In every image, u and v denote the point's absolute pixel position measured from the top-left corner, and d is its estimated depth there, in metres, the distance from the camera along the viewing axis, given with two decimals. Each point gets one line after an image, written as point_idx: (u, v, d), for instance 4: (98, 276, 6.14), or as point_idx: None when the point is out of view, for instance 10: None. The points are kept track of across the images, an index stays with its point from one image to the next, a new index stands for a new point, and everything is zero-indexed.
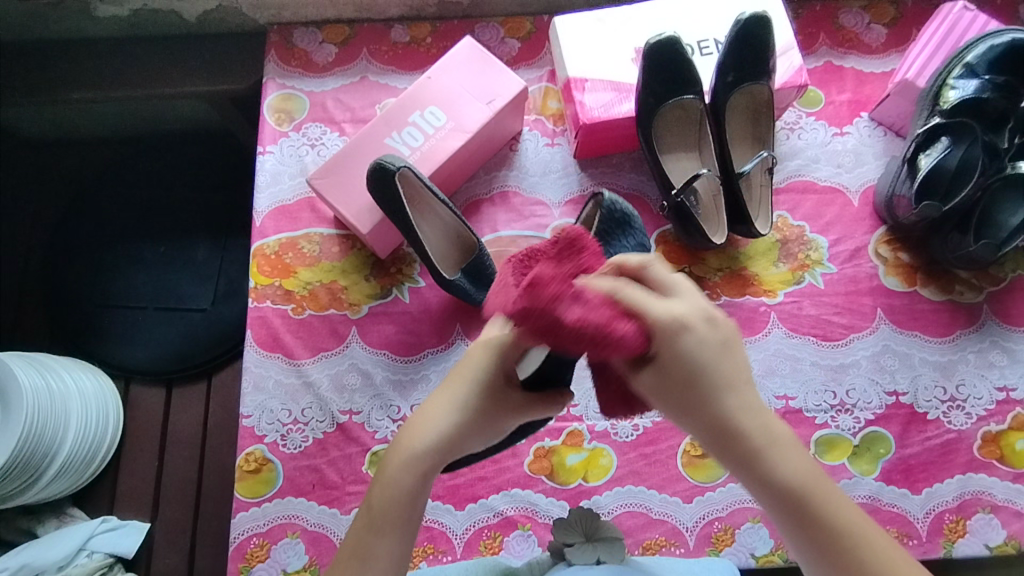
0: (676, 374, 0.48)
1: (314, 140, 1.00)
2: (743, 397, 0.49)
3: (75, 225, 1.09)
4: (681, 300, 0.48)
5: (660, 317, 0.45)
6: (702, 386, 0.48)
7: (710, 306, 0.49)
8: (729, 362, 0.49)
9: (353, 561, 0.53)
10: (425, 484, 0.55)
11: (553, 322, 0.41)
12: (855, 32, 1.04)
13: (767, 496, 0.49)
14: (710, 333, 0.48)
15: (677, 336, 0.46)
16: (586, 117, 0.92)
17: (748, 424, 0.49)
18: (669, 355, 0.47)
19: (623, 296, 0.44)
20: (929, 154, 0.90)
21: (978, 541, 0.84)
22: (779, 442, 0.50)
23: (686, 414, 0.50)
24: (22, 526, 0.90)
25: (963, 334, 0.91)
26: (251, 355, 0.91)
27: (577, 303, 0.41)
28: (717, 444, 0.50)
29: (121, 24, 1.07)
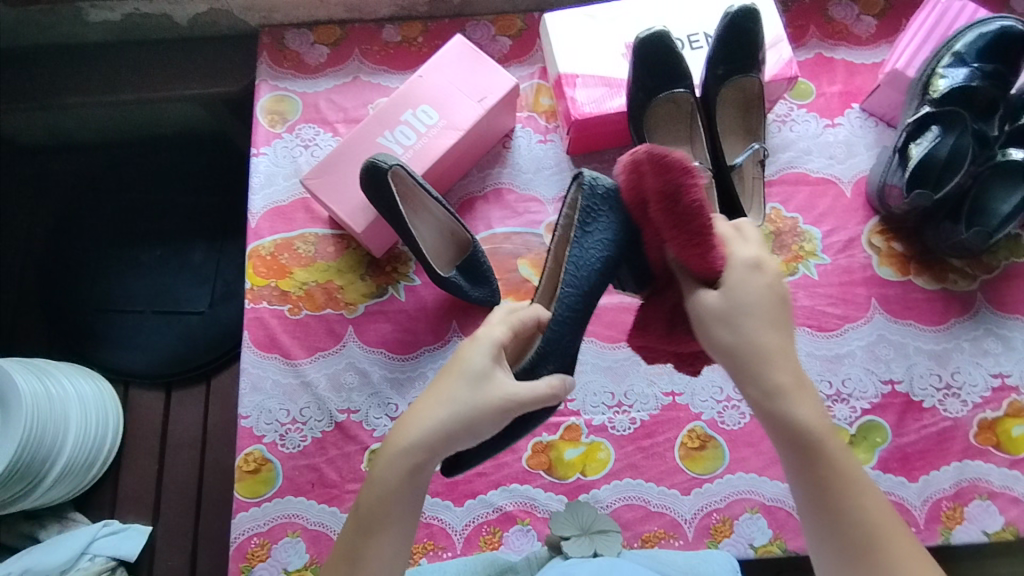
0: (733, 301, 0.55)
1: (307, 141, 1.00)
2: (779, 335, 0.54)
3: (72, 230, 1.10)
4: (755, 246, 0.57)
5: (741, 255, 0.56)
6: (752, 315, 0.54)
7: (769, 261, 0.57)
8: (776, 307, 0.55)
9: (344, 560, 0.55)
10: (413, 484, 0.56)
11: (694, 219, 0.54)
12: (845, 24, 1.04)
13: (782, 437, 0.53)
14: (766, 277, 0.55)
15: (748, 271, 0.55)
16: (577, 113, 0.93)
17: (779, 359, 0.54)
18: (736, 284, 0.55)
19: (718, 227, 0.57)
20: (920, 143, 0.91)
21: (976, 528, 0.84)
22: (805, 390, 0.54)
23: (724, 337, 0.54)
24: (23, 531, 0.90)
25: (957, 323, 0.92)
26: (248, 356, 0.91)
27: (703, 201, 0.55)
28: (744, 375, 0.54)
29: (111, 29, 1.07)
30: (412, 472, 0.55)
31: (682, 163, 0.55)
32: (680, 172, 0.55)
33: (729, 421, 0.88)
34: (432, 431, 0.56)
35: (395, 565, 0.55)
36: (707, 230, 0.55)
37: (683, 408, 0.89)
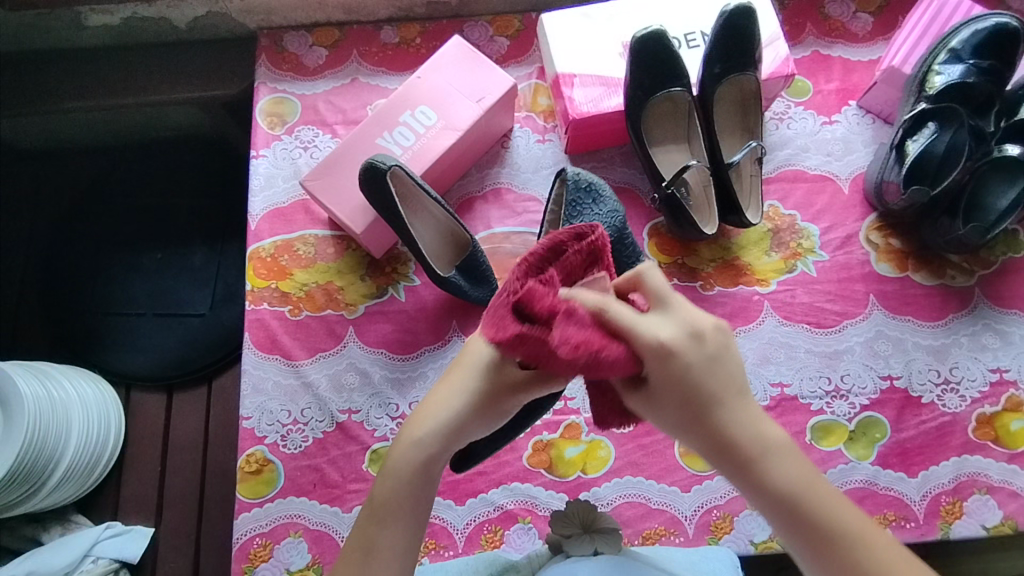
0: (669, 394, 0.50)
1: (306, 143, 1.01)
2: (734, 408, 0.51)
3: (72, 233, 1.10)
4: (666, 320, 0.49)
5: (645, 338, 0.47)
6: (694, 401, 0.50)
7: (698, 318, 0.50)
8: (717, 376, 0.50)
9: (358, 553, 0.53)
10: (428, 473, 0.55)
11: (578, 359, 0.45)
12: (841, 21, 1.04)
13: (766, 507, 0.50)
14: (698, 352, 0.49)
15: (666, 358, 0.48)
16: (574, 113, 0.93)
17: (744, 435, 0.50)
18: (664, 369, 0.49)
19: (612, 314, 0.46)
20: (916, 140, 0.91)
21: (975, 523, 0.85)
22: (776, 450, 0.51)
23: (679, 427, 0.51)
24: (27, 534, 0.91)
25: (955, 318, 0.92)
26: (250, 357, 0.92)
27: (572, 322, 0.44)
28: (715, 454, 0.51)
29: (110, 32, 1.08)
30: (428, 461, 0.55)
31: (534, 308, 0.44)
32: (569, 260, 0.49)
33: None
34: (447, 419, 0.56)
35: (410, 557, 0.54)
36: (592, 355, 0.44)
37: None
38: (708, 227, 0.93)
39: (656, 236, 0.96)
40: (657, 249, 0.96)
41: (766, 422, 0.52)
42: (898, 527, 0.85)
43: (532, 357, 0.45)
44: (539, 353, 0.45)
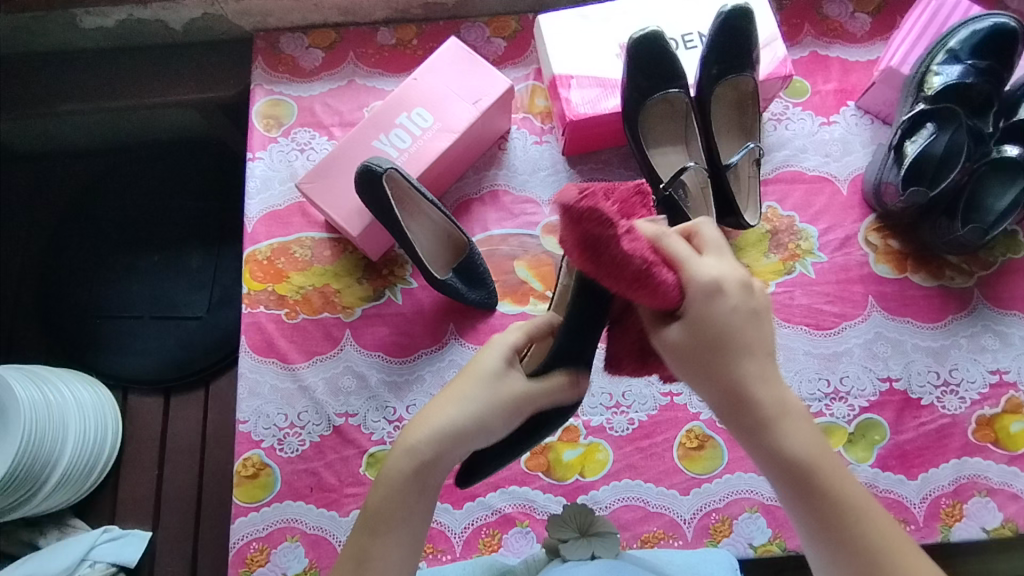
0: (700, 334, 0.50)
1: (303, 145, 1.00)
2: (762, 364, 0.51)
3: (68, 236, 1.10)
4: (715, 262, 0.52)
5: (699, 276, 0.50)
6: (718, 351, 0.50)
7: (746, 274, 0.53)
8: (755, 330, 0.51)
9: (352, 560, 0.53)
10: (423, 482, 0.55)
11: (630, 266, 0.48)
12: (839, 21, 1.04)
13: (773, 466, 0.51)
14: (742, 298, 0.51)
15: (712, 297, 0.50)
16: (572, 114, 0.93)
17: (768, 395, 0.51)
18: (699, 312, 0.50)
19: (667, 246, 0.51)
20: (914, 141, 0.90)
21: (975, 525, 0.84)
22: (793, 415, 0.51)
23: (700, 378, 0.51)
24: (23, 538, 0.90)
25: (954, 319, 0.92)
26: (246, 361, 0.91)
27: (631, 239, 0.49)
28: (729, 411, 0.52)
29: (107, 35, 1.07)
30: (424, 470, 0.55)
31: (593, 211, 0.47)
32: (625, 193, 0.52)
33: None
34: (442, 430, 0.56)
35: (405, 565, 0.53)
36: (644, 274, 0.49)
37: (681, 408, 0.89)
38: None
39: None
40: None
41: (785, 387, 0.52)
42: None
43: (590, 237, 0.48)
44: (593, 242, 0.48)
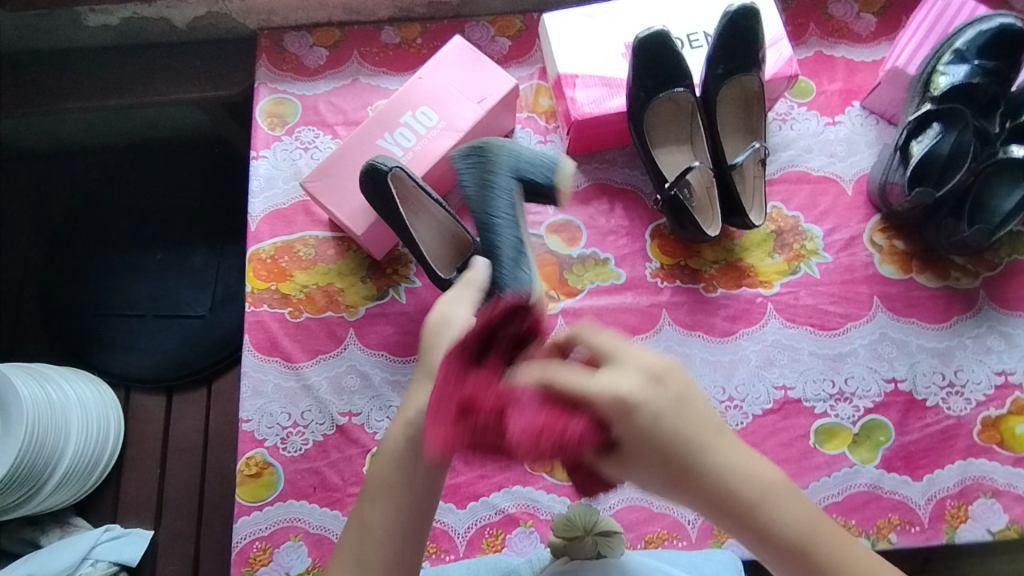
0: (646, 453, 0.48)
1: (307, 143, 1.00)
2: (721, 448, 0.49)
3: (72, 233, 1.10)
4: (613, 373, 0.48)
5: (606, 395, 0.46)
6: (674, 459, 0.48)
7: (653, 361, 0.50)
8: (687, 421, 0.49)
9: (354, 535, 0.55)
10: (418, 457, 0.55)
11: (543, 450, 0.43)
12: (844, 21, 1.04)
13: (771, 550, 0.49)
14: (661, 397, 0.49)
15: (630, 413, 0.47)
16: (576, 113, 0.92)
17: (738, 484, 0.49)
18: (628, 429, 0.47)
19: (555, 381, 0.45)
20: (920, 141, 0.90)
21: (980, 527, 0.84)
22: (774, 492, 0.49)
23: (668, 489, 0.50)
24: (25, 537, 0.90)
25: (960, 320, 0.92)
26: (250, 360, 0.91)
27: (517, 412, 0.43)
28: (712, 510, 0.49)
29: (111, 32, 1.06)
30: (416, 440, 0.55)
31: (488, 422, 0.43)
32: (500, 339, 0.49)
33: (732, 421, 0.88)
34: (431, 402, 0.56)
35: (405, 547, 0.54)
36: (556, 446, 0.43)
37: None
38: (712, 229, 0.92)
39: (659, 238, 0.96)
40: (660, 250, 0.95)
41: (754, 461, 0.50)
42: (902, 531, 0.84)
43: (496, 455, 0.44)
44: (490, 448, 0.44)
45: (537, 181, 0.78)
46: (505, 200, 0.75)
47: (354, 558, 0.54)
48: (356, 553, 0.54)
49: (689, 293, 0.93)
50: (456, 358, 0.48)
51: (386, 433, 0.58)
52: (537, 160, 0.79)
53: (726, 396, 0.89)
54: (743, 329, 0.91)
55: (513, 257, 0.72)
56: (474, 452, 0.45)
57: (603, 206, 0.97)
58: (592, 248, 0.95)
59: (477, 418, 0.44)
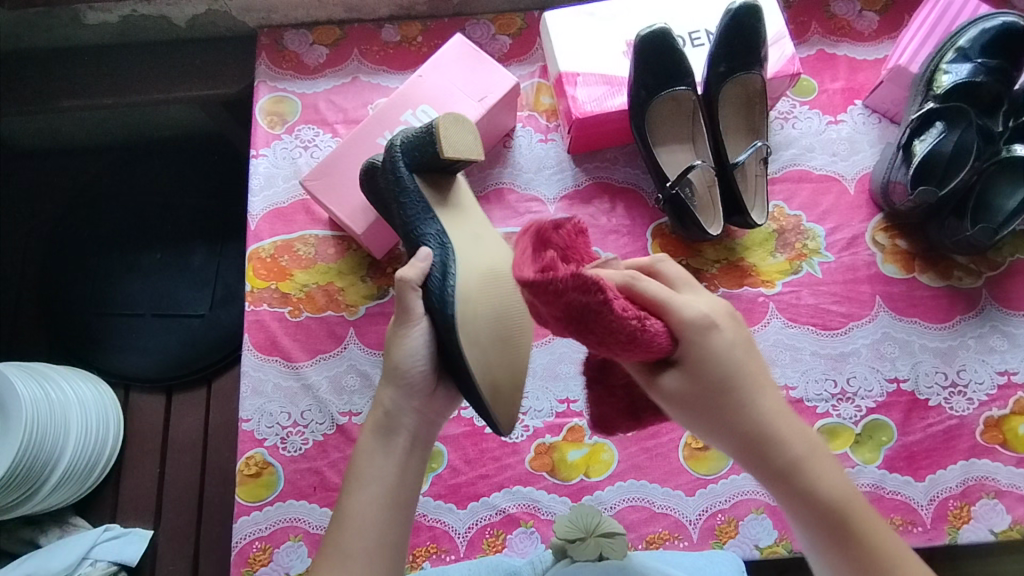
0: (706, 376, 0.54)
1: (306, 142, 1.00)
2: (773, 397, 0.55)
3: (71, 232, 1.09)
4: (700, 300, 0.56)
5: (688, 314, 0.53)
6: (728, 394, 0.54)
7: (732, 309, 0.57)
8: (752, 363, 0.55)
9: (335, 525, 0.58)
10: (390, 447, 0.61)
11: (620, 333, 0.49)
12: (847, 19, 1.03)
13: (795, 499, 0.54)
14: (735, 331, 0.55)
15: (707, 334, 0.54)
16: (578, 112, 0.92)
17: (783, 430, 0.54)
18: (697, 354, 0.54)
19: (646, 287, 0.53)
20: (923, 141, 0.90)
21: (983, 527, 0.84)
22: (812, 447, 0.54)
23: (718, 425, 0.55)
24: (25, 536, 0.90)
25: (963, 320, 0.91)
26: (249, 359, 0.91)
27: (612, 296, 0.48)
28: (750, 449, 0.54)
29: (111, 30, 1.06)
30: (387, 436, 0.62)
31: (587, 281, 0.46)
32: (558, 240, 0.52)
33: None
34: (400, 400, 0.63)
35: (388, 532, 0.58)
36: (635, 333, 0.50)
37: None
38: (713, 228, 0.92)
39: (661, 238, 0.95)
40: (662, 250, 0.95)
41: (799, 419, 0.55)
42: (905, 532, 0.84)
43: (582, 319, 0.48)
44: (579, 313, 0.47)
45: (426, 147, 0.69)
46: (404, 189, 0.71)
47: (338, 549, 0.57)
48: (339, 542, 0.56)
49: None
50: (532, 243, 0.51)
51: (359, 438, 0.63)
52: (418, 132, 0.71)
53: None
54: None
55: (436, 246, 0.67)
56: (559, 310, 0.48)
57: (604, 205, 0.97)
58: (592, 247, 0.95)
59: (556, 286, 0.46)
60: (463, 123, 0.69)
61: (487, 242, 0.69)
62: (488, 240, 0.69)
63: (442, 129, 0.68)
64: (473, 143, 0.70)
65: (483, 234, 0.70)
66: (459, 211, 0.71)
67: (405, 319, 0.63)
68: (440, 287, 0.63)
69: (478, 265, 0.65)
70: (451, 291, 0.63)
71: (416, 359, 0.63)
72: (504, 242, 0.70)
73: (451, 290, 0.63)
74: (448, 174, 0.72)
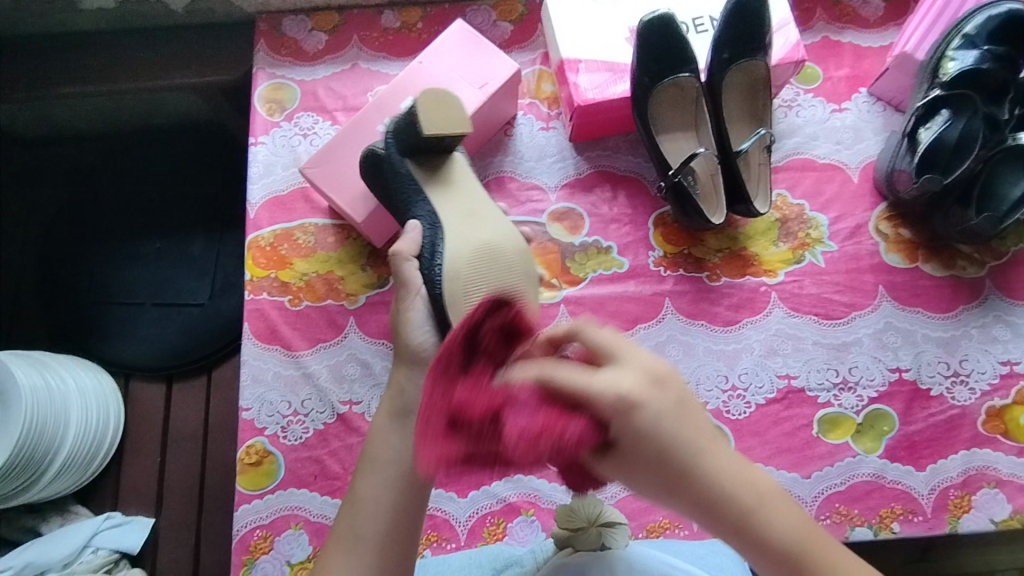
0: (646, 455, 0.47)
1: (306, 130, 0.99)
2: (716, 456, 0.49)
3: (70, 220, 1.09)
4: (620, 374, 0.47)
5: (608, 396, 0.45)
6: (670, 464, 0.47)
7: (651, 366, 0.49)
8: (687, 426, 0.48)
9: (347, 508, 0.58)
10: (406, 430, 0.61)
11: (560, 454, 0.43)
12: (852, 6, 1.02)
13: (763, 557, 0.48)
14: (661, 399, 0.48)
15: (631, 411, 0.46)
16: (580, 99, 0.91)
17: (735, 488, 0.48)
18: (631, 431, 0.46)
19: (557, 380, 0.44)
20: (929, 128, 0.89)
21: (983, 517, 0.84)
22: (766, 499, 0.49)
23: (663, 491, 0.49)
24: (25, 524, 0.90)
25: (966, 310, 0.91)
26: (249, 348, 0.90)
27: (513, 409, 0.43)
28: (702, 514, 0.49)
29: (108, 17, 1.02)
30: (402, 419, 0.62)
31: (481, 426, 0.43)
32: (486, 340, 0.51)
33: (734, 411, 0.88)
34: (416, 380, 0.65)
35: (399, 519, 0.56)
36: (555, 451, 0.43)
37: None
38: (715, 216, 0.91)
39: (662, 227, 0.95)
40: (663, 239, 0.94)
41: (744, 467, 0.50)
42: (905, 521, 0.83)
43: (491, 466, 0.44)
44: (490, 462, 0.44)
45: (411, 128, 0.73)
46: (399, 173, 0.76)
47: (349, 530, 0.56)
48: (350, 525, 0.56)
49: (693, 282, 0.92)
50: (445, 362, 0.49)
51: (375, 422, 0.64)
52: (403, 117, 0.75)
53: (729, 386, 0.88)
54: (746, 318, 0.91)
55: (426, 226, 0.73)
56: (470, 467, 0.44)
57: (605, 194, 0.96)
58: (593, 236, 0.94)
59: (467, 425, 0.44)
60: (451, 100, 0.72)
61: (480, 218, 0.73)
62: (482, 215, 0.73)
63: (424, 107, 0.71)
64: (459, 117, 0.72)
65: (476, 208, 0.74)
66: (451, 185, 0.75)
67: (404, 291, 0.69)
68: (430, 257, 0.70)
69: (468, 243, 0.70)
70: (438, 272, 0.68)
71: (422, 334, 0.67)
72: (504, 218, 0.74)
73: (439, 272, 0.68)
74: (445, 152, 0.76)
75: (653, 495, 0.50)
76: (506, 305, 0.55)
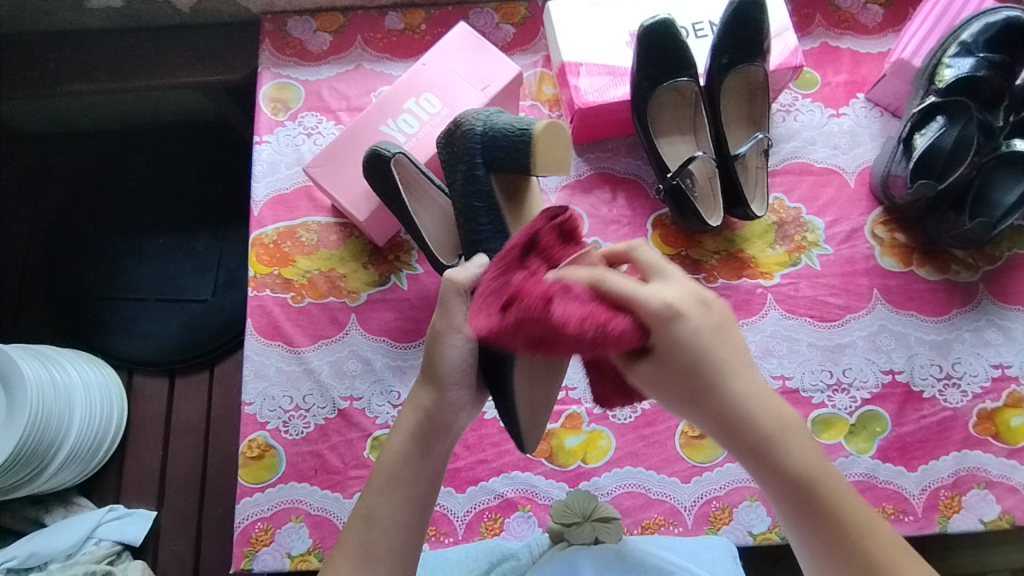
0: (674, 366, 0.50)
1: (310, 129, 1.00)
2: (748, 381, 0.51)
3: (75, 215, 1.10)
4: (673, 287, 0.51)
5: (652, 304, 0.49)
6: (700, 377, 0.51)
7: (701, 288, 0.52)
8: (725, 344, 0.51)
9: (360, 521, 0.55)
10: (428, 452, 0.57)
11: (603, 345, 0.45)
12: (851, 12, 1.03)
13: (777, 485, 0.51)
14: (704, 316, 0.51)
15: (672, 321, 0.49)
16: (581, 102, 0.92)
17: (757, 414, 0.51)
18: (665, 339, 0.50)
19: (608, 283, 0.47)
20: (924, 134, 0.91)
21: (973, 517, 0.85)
22: (794, 432, 0.51)
23: (692, 407, 0.52)
24: (30, 515, 0.91)
25: (959, 313, 0.92)
26: (251, 343, 0.92)
27: (567, 296, 0.45)
28: (722, 432, 0.52)
29: (114, 15, 1.04)
30: (428, 441, 0.57)
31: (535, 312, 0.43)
32: (546, 238, 0.51)
33: None
34: (443, 402, 0.57)
35: (412, 535, 0.55)
36: (599, 339, 0.45)
37: None
38: (713, 219, 0.92)
39: (661, 228, 0.96)
40: (662, 240, 0.96)
41: (777, 402, 0.52)
42: (896, 520, 0.85)
43: (536, 341, 0.44)
44: (540, 340, 0.44)
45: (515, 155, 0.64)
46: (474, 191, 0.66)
47: (360, 545, 0.54)
48: (364, 541, 0.54)
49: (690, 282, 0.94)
50: (507, 256, 0.49)
51: (397, 420, 0.59)
52: (510, 126, 0.66)
53: None
54: (741, 319, 0.92)
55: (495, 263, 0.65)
56: (514, 342, 0.44)
57: (605, 195, 0.97)
58: (593, 236, 0.95)
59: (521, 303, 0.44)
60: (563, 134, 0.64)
61: None
62: None
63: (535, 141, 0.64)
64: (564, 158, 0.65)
65: None
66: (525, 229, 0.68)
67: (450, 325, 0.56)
68: None
69: None
70: None
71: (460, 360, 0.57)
72: None
73: None
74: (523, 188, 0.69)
75: (677, 409, 0.54)
76: (564, 214, 0.53)
